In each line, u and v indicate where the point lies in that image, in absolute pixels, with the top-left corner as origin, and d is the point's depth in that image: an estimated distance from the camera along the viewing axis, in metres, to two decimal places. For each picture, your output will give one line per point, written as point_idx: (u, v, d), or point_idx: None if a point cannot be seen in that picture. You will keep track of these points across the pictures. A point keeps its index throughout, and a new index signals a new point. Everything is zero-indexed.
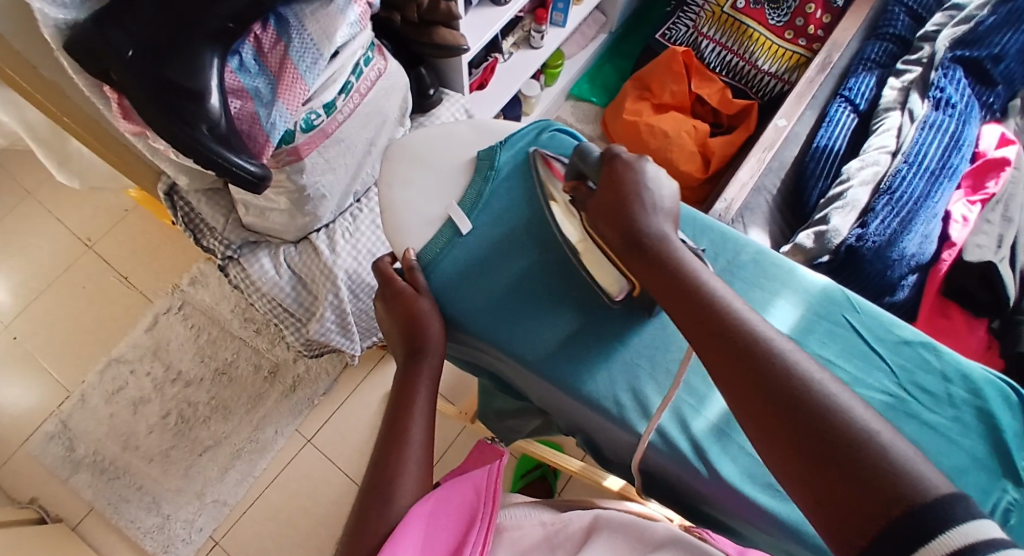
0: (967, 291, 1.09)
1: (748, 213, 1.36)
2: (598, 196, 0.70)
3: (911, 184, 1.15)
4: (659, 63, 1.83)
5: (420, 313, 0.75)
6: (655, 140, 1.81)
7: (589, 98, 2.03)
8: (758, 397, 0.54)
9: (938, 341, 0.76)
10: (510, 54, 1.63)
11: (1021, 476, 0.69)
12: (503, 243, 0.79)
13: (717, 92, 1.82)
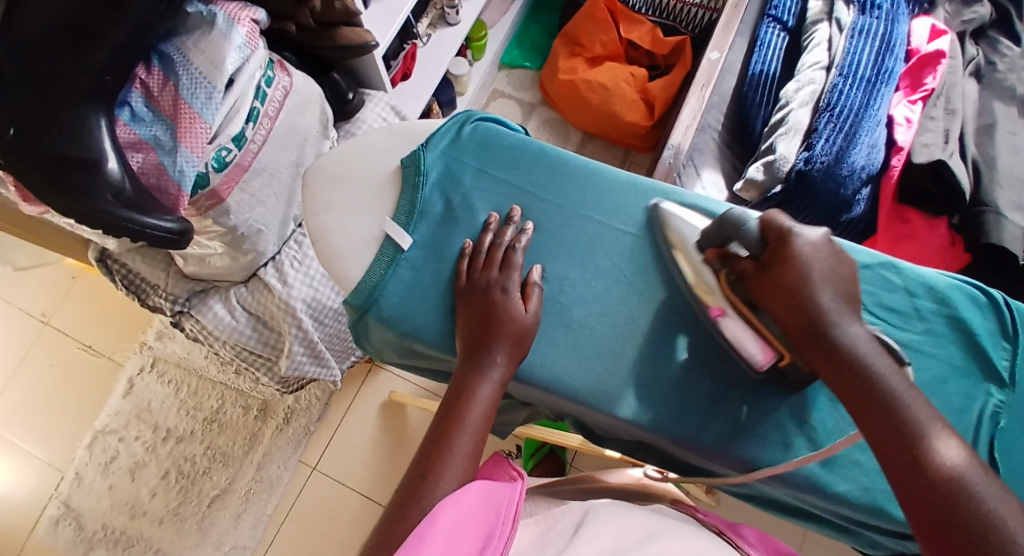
0: (923, 193, 1.07)
1: (698, 154, 1.36)
2: (768, 275, 0.66)
3: (849, 97, 1.12)
4: (584, 13, 1.80)
5: (496, 308, 0.69)
6: (596, 96, 1.78)
7: (523, 63, 1.98)
8: (910, 480, 0.56)
9: (896, 258, 0.75)
10: (427, 37, 1.58)
11: (1001, 376, 0.71)
12: (448, 252, 0.74)
13: (648, 33, 1.80)
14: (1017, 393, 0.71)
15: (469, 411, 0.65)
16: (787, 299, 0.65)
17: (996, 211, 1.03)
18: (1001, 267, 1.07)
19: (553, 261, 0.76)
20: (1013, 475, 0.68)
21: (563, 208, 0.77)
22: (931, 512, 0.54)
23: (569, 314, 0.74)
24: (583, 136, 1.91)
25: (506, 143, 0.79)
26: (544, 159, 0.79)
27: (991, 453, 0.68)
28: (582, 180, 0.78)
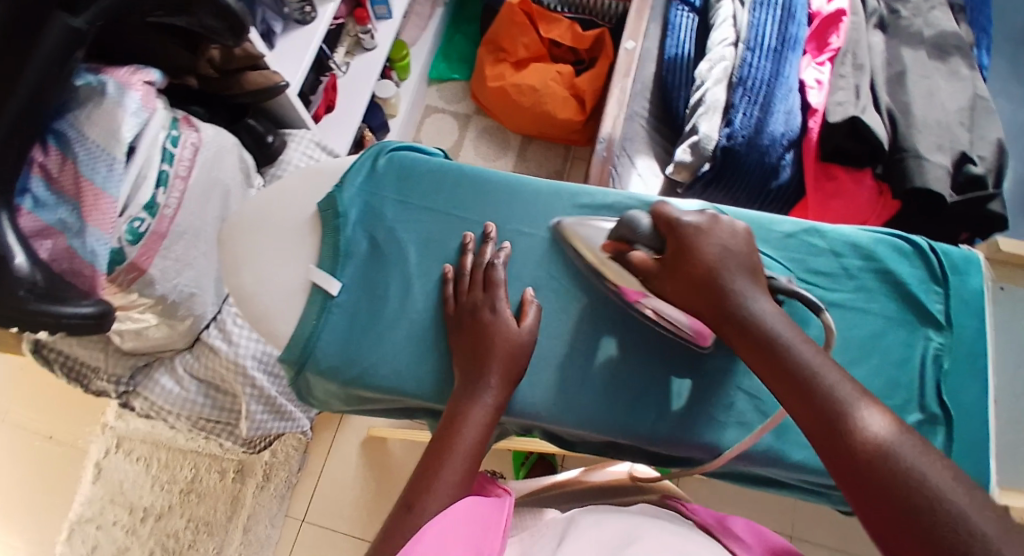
0: (845, 150, 1.08)
1: (629, 143, 1.37)
2: (669, 266, 0.65)
3: (759, 68, 1.14)
4: (502, 20, 1.81)
5: (486, 327, 0.69)
6: (527, 99, 1.78)
7: (452, 76, 1.97)
8: (825, 443, 0.54)
9: (818, 221, 0.77)
10: (347, 66, 1.52)
11: (938, 320, 0.73)
12: (379, 288, 0.72)
13: (568, 30, 1.80)
14: (954, 333, 0.73)
15: (461, 436, 0.64)
16: (696, 290, 0.63)
17: (916, 155, 1.05)
18: (931, 209, 1.09)
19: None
20: (960, 412, 0.71)
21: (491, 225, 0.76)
22: (870, 487, 0.51)
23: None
24: (523, 139, 1.91)
25: (423, 168, 0.78)
26: (463, 178, 0.78)
27: (939, 396, 0.71)
28: (505, 194, 0.78)
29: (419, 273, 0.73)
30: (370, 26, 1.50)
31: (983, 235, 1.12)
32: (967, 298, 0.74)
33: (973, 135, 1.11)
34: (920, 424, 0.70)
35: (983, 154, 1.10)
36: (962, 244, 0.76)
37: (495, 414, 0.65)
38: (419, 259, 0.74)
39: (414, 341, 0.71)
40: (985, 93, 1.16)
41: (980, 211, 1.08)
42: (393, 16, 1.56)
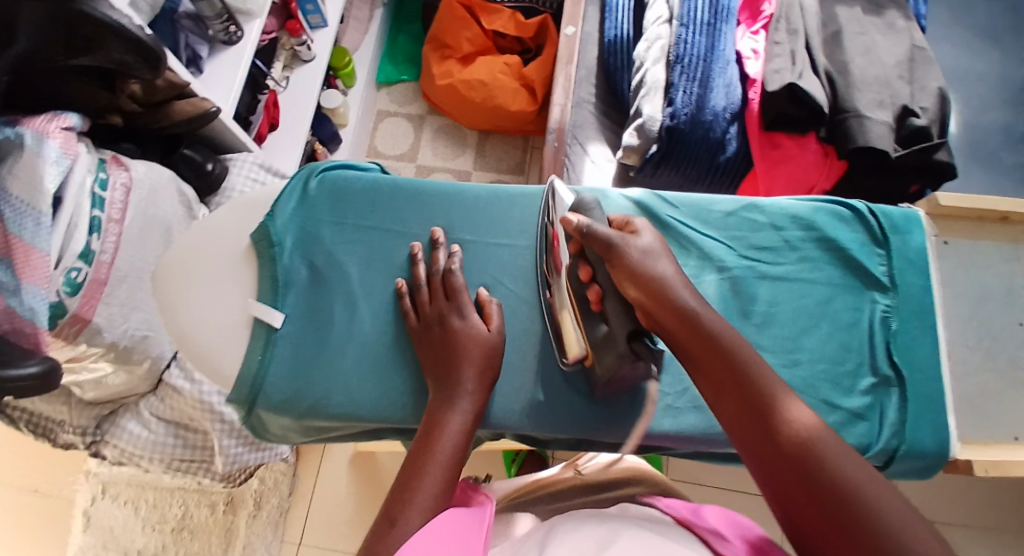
0: (787, 115, 1.08)
1: (579, 130, 1.36)
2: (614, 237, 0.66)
3: (694, 44, 1.14)
4: (443, 12, 1.77)
5: (456, 335, 0.68)
6: (477, 94, 1.76)
7: (400, 78, 1.93)
8: (744, 423, 0.58)
9: (755, 197, 0.78)
10: (286, 81, 1.50)
11: (882, 282, 0.75)
12: (324, 314, 0.72)
13: (510, 19, 1.78)
14: (901, 293, 0.74)
15: (440, 446, 0.61)
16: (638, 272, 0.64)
17: (856, 114, 1.05)
18: (877, 165, 1.10)
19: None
20: (916, 373, 0.72)
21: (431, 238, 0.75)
22: (790, 472, 0.54)
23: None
24: (479, 134, 1.89)
25: (356, 185, 0.77)
26: (399, 192, 0.76)
27: (890, 357, 0.72)
28: (444, 203, 0.77)
29: (364, 292, 0.73)
30: (305, 37, 1.46)
31: (934, 184, 1.12)
32: (911, 254, 0.76)
33: (913, 87, 1.12)
34: (874, 388, 0.72)
35: (926, 105, 1.09)
36: (901, 203, 0.77)
37: (472, 419, 0.64)
38: (362, 279, 0.73)
39: (367, 363, 0.70)
40: (923, 43, 1.16)
41: (928, 160, 1.08)
42: (328, 25, 1.54)
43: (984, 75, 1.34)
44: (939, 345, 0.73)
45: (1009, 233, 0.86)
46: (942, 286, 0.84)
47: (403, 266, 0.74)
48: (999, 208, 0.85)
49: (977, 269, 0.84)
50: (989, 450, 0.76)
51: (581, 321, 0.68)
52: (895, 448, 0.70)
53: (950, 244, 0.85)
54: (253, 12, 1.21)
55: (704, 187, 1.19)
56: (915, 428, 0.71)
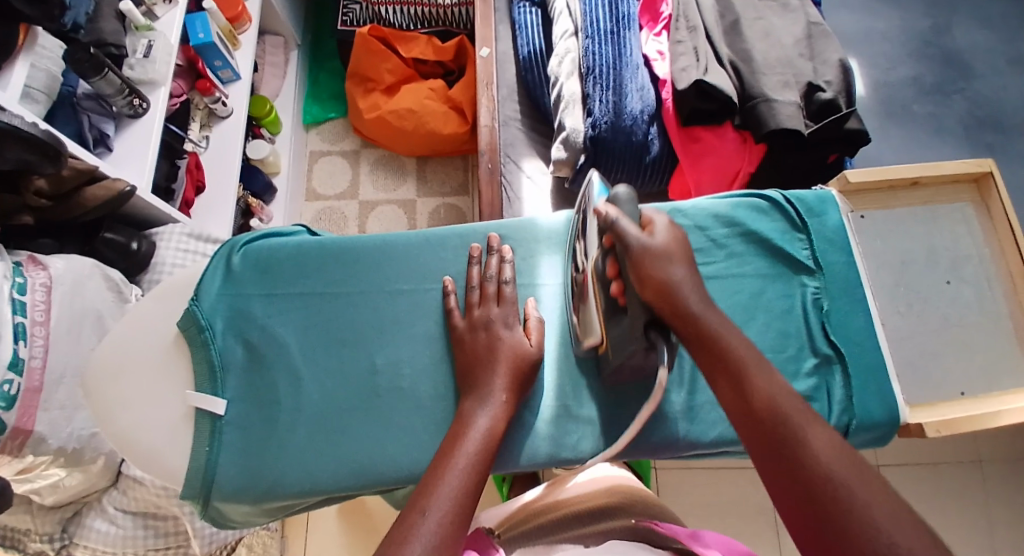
0: (700, 111, 1.10)
1: (511, 149, 1.34)
2: (634, 254, 0.67)
3: (602, 53, 1.16)
4: (356, 51, 1.67)
5: (501, 342, 0.71)
6: (408, 122, 1.67)
7: (328, 116, 1.80)
8: (753, 427, 0.61)
9: (676, 202, 0.83)
10: (205, 141, 1.41)
11: (809, 266, 0.81)
12: (269, 394, 0.73)
13: (427, 45, 1.70)
14: (827, 275, 0.80)
15: (465, 446, 0.65)
16: (658, 291, 0.66)
17: (765, 99, 1.08)
18: (795, 143, 1.11)
19: (381, 348, 0.75)
20: (854, 348, 0.78)
21: (366, 293, 0.76)
22: (791, 476, 0.57)
23: (417, 389, 0.74)
24: (417, 159, 1.78)
25: (280, 254, 0.77)
26: (327, 253, 0.77)
27: (828, 337, 0.78)
28: (373, 257, 0.78)
29: (306, 364, 0.74)
30: (219, 94, 1.38)
31: (851, 151, 1.13)
32: (830, 233, 0.82)
33: (815, 63, 1.15)
34: (818, 368, 0.78)
35: (829, 78, 1.12)
36: (814, 186, 0.83)
37: (481, 462, 0.64)
38: (302, 350, 0.74)
39: (320, 434, 0.72)
40: (818, 18, 1.19)
41: (840, 131, 1.09)
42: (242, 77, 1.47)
43: (885, 34, 1.38)
44: (872, 315, 0.79)
45: (921, 198, 0.90)
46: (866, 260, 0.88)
47: (353, 330, 0.75)
48: (908, 176, 0.88)
49: (896, 236, 0.88)
50: (938, 410, 0.81)
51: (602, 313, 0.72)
52: (848, 423, 0.76)
53: (868, 218, 0.89)
54: (157, 80, 1.19)
55: (636, 187, 1.21)
56: (861, 398, 0.77)
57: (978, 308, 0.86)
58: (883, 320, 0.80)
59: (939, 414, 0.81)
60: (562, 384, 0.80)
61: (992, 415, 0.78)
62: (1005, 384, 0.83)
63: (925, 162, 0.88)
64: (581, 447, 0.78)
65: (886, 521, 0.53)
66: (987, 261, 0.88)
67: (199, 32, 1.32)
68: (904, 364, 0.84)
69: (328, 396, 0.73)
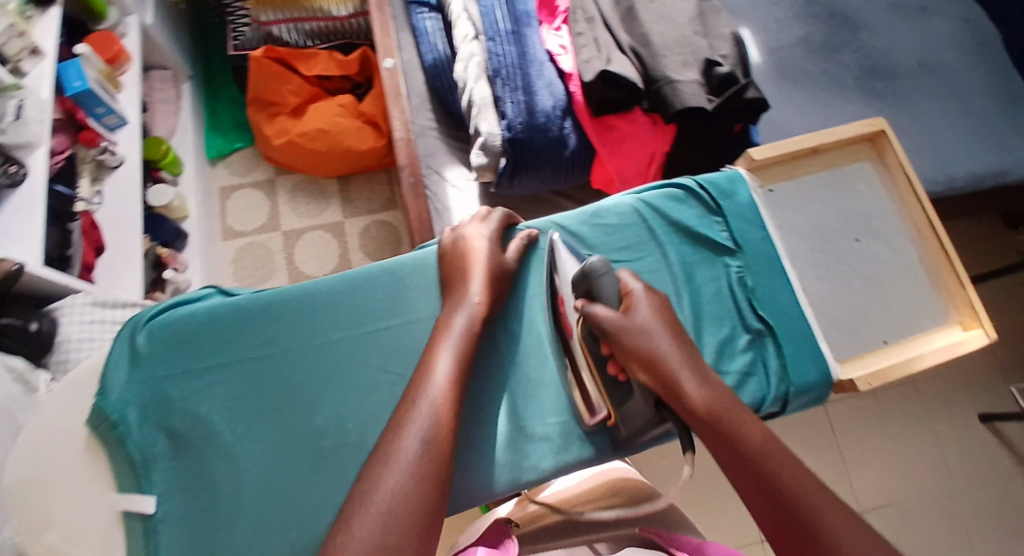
0: (609, 99, 1.11)
1: (432, 158, 1.27)
2: (621, 335, 0.72)
3: (505, 53, 1.13)
4: (253, 76, 1.57)
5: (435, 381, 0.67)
6: (322, 144, 1.59)
7: (234, 146, 1.71)
8: (706, 433, 0.69)
9: (599, 203, 0.84)
10: (99, 196, 1.31)
11: (729, 247, 0.82)
12: (202, 476, 0.74)
13: (329, 61, 1.61)
14: (747, 253, 0.82)
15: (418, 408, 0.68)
16: (639, 359, 0.71)
17: (668, 81, 1.09)
18: (701, 119, 1.14)
19: (317, 407, 0.77)
20: (786, 319, 0.79)
21: (286, 352, 0.78)
22: (743, 477, 0.66)
23: (361, 440, 0.75)
24: (339, 180, 1.72)
25: (188, 328, 0.78)
26: (242, 319, 0.79)
27: (756, 312, 0.79)
28: (289, 315, 0.79)
29: (235, 436, 0.75)
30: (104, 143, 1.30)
31: (753, 119, 1.17)
32: (743, 212, 0.83)
33: (710, 38, 1.17)
34: (752, 344, 0.79)
35: (725, 52, 1.16)
36: (723, 168, 0.85)
37: (418, 497, 0.63)
38: (229, 423, 0.76)
39: (258, 507, 0.73)
40: None
41: (740, 102, 1.12)
42: (129, 119, 1.37)
43: None
44: (792, 286, 0.81)
45: (823, 163, 0.89)
46: (779, 230, 0.86)
47: (277, 394, 0.77)
48: (809, 144, 0.87)
49: (804, 205, 0.87)
50: (867, 360, 0.81)
51: (605, 391, 0.78)
52: (786, 391, 0.77)
53: (776, 192, 0.87)
54: (33, 142, 1.08)
55: (561, 182, 1.19)
56: (799, 367, 0.78)
57: (894, 261, 0.86)
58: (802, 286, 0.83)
59: (869, 365, 0.81)
60: (510, 404, 0.82)
61: (912, 359, 0.79)
62: (920, 325, 0.84)
63: (821, 129, 0.88)
64: (541, 465, 0.80)
65: (824, 505, 0.63)
66: (890, 216, 0.88)
67: (74, 80, 1.22)
68: (829, 325, 0.83)
69: (261, 465, 0.75)
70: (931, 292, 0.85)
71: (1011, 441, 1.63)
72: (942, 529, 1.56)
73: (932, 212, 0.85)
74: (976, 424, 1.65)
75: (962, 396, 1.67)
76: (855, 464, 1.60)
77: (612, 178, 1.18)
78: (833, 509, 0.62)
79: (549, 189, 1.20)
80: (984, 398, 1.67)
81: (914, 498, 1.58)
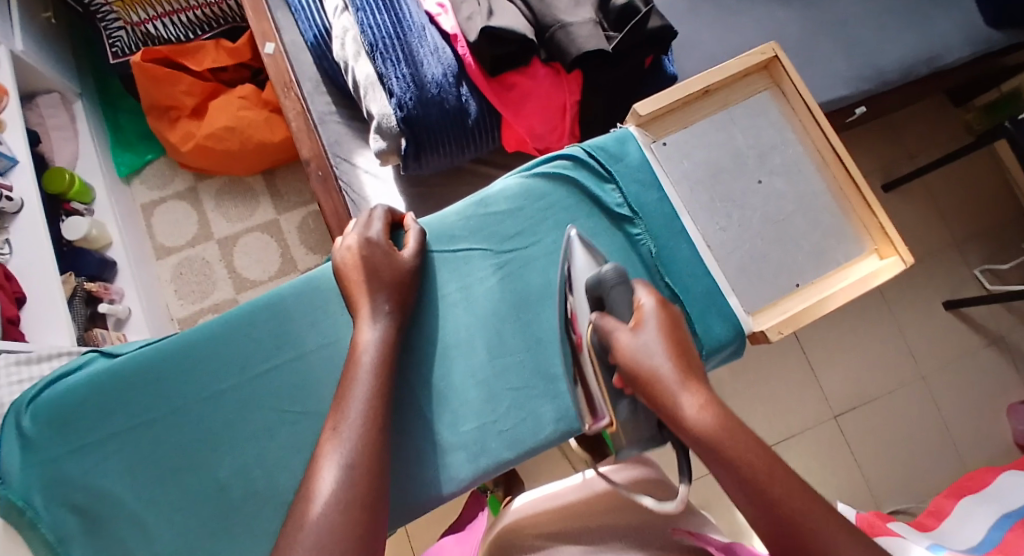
0: (503, 56, 1.05)
1: (339, 146, 1.22)
2: (624, 346, 0.67)
3: (378, 25, 1.06)
4: (141, 84, 1.49)
5: None
6: (232, 142, 1.53)
7: (145, 159, 1.64)
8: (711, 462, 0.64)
9: (482, 191, 0.88)
10: (7, 245, 1.25)
11: (626, 214, 0.87)
12: (117, 547, 0.79)
13: (219, 51, 1.53)
14: (644, 218, 0.87)
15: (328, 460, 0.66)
16: (639, 376, 0.66)
17: (560, 26, 1.05)
18: (602, 61, 1.08)
19: (217, 462, 0.80)
20: (688, 277, 0.86)
21: (177, 408, 0.81)
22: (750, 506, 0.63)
23: (270, 484, 0.80)
24: (264, 176, 1.66)
25: (71, 400, 0.80)
26: (124, 384, 0.81)
27: (663, 278, 0.86)
28: (172, 370, 0.82)
29: (142, 504, 0.79)
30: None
31: (662, 49, 1.12)
32: (635, 172, 0.88)
33: None
34: None
35: None
36: (611, 131, 0.89)
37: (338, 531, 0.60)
38: (132, 493, 0.80)
39: None
40: None
41: (643, 33, 1.07)
42: (19, 160, 1.31)
43: None
44: (693, 242, 0.87)
45: (720, 102, 0.91)
46: (678, 185, 0.89)
47: (179, 451, 0.80)
48: (700, 88, 0.88)
49: (699, 149, 0.90)
50: (784, 305, 0.87)
51: (608, 399, 0.73)
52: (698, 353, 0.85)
53: (669, 143, 0.90)
54: None
55: (472, 153, 1.14)
56: (703, 319, 0.85)
57: (794, 194, 0.90)
58: (703, 238, 0.88)
59: (782, 310, 0.87)
60: (418, 418, 0.82)
61: (828, 298, 0.85)
62: (839, 256, 0.89)
63: (709, 68, 0.89)
64: (458, 475, 0.81)
65: (828, 525, 0.61)
66: (791, 145, 0.91)
67: None
68: (738, 275, 0.88)
69: (170, 523, 0.79)
70: (844, 218, 0.90)
71: (977, 321, 1.65)
72: (918, 419, 1.59)
73: (830, 134, 0.89)
74: (939, 310, 1.65)
75: (924, 284, 1.67)
76: (826, 371, 1.61)
77: (524, 139, 1.13)
78: (834, 528, 0.61)
79: (461, 162, 1.15)
80: (945, 283, 1.67)
81: (887, 393, 1.60)
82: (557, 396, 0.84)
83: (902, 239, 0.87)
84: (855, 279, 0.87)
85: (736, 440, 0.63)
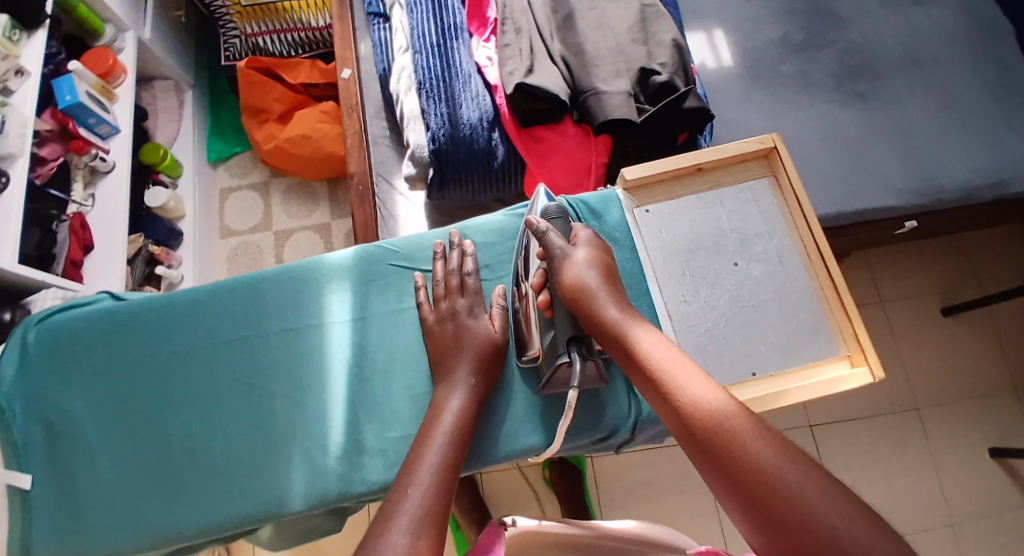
0: (534, 111, 1.14)
1: (383, 167, 1.33)
2: (571, 274, 0.87)
3: (430, 67, 1.18)
4: (241, 87, 1.68)
5: None
6: (302, 149, 1.68)
7: (233, 151, 1.83)
8: (707, 452, 0.73)
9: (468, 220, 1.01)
10: (90, 200, 1.44)
11: None
12: (65, 470, 0.93)
13: (314, 70, 1.70)
14: None
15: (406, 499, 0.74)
16: (577, 300, 0.85)
17: (593, 92, 1.11)
18: (627, 130, 1.15)
19: (169, 416, 0.94)
20: None
21: (150, 357, 0.95)
22: (748, 483, 0.70)
23: (206, 445, 0.92)
24: (329, 183, 1.81)
25: (70, 328, 0.96)
26: (113, 325, 0.96)
27: None
28: (155, 324, 0.96)
29: (97, 432, 0.94)
30: (95, 151, 1.41)
31: (698, 129, 1.16)
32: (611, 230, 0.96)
33: (650, 46, 1.18)
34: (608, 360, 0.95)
35: (663, 59, 1.16)
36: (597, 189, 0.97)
37: None
38: (94, 424, 0.94)
39: (111, 490, 0.91)
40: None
41: (679, 110, 1.13)
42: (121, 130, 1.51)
43: None
44: (653, 306, 0.93)
45: (711, 181, 0.98)
46: (652, 255, 0.95)
47: (144, 398, 0.94)
48: (690, 164, 0.95)
49: (679, 224, 0.96)
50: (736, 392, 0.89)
51: (538, 327, 0.90)
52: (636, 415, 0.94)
53: (651, 211, 0.96)
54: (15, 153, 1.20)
55: (494, 194, 1.22)
56: None
57: (771, 286, 0.93)
58: (668, 309, 0.93)
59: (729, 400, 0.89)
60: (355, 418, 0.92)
61: (779, 395, 0.87)
62: (805, 355, 0.91)
63: (703, 148, 0.96)
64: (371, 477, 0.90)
65: (834, 515, 0.65)
66: (776, 237, 0.95)
67: (66, 94, 1.36)
68: (693, 352, 0.91)
69: (116, 457, 0.93)
70: (818, 317, 0.92)
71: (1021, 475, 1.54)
72: None
73: (818, 236, 0.92)
74: (983, 455, 1.55)
75: (961, 418, 1.58)
76: None
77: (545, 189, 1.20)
78: (833, 509, 0.66)
79: (484, 201, 1.24)
80: (989, 426, 1.57)
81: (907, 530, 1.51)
82: (482, 424, 0.93)
83: (874, 352, 0.88)
84: (814, 381, 0.88)
85: (741, 426, 0.72)
